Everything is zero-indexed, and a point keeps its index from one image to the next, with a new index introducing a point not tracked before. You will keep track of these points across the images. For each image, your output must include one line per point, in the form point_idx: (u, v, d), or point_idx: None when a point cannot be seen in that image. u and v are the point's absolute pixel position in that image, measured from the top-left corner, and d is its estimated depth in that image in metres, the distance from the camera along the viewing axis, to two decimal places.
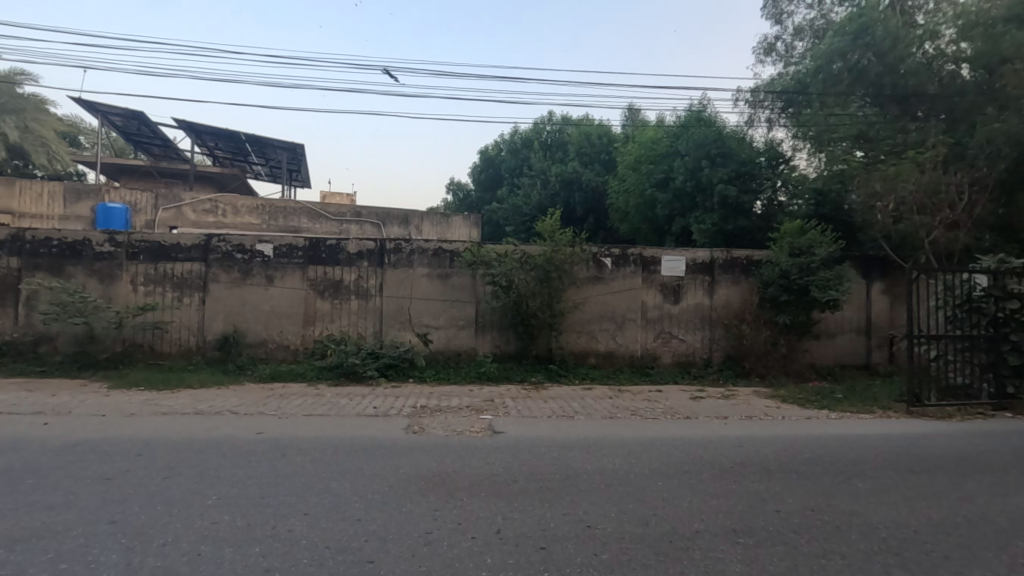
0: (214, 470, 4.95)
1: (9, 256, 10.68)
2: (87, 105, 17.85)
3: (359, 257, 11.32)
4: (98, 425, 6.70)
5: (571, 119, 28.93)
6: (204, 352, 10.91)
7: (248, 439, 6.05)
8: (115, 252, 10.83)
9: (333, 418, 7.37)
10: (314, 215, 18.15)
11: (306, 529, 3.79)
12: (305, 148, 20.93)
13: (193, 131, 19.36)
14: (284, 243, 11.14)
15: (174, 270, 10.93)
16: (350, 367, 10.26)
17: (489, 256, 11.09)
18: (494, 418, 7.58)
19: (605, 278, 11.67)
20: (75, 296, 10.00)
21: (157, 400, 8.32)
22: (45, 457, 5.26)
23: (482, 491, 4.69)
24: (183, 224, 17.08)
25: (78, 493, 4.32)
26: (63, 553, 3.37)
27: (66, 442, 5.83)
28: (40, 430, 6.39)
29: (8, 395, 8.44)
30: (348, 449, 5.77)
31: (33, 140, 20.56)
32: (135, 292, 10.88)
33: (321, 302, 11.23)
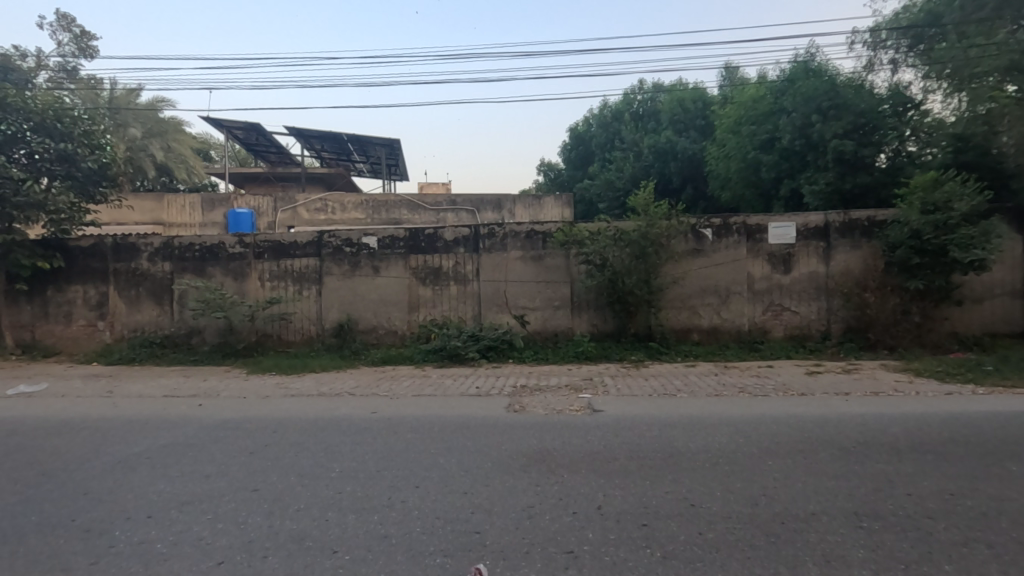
0: (335, 445, 5.45)
1: (162, 261, 12.29)
2: (214, 122, 19.93)
3: (455, 244, 11.73)
4: (240, 406, 7.60)
5: (663, 86, 27.65)
6: (324, 339, 11.91)
7: (363, 418, 6.57)
8: (245, 253, 12.10)
9: (438, 398, 7.78)
10: (413, 206, 19.03)
11: (418, 501, 4.06)
12: (401, 142, 21.90)
13: (302, 136, 20.95)
14: (387, 235, 11.81)
15: (293, 266, 12.00)
16: (453, 350, 10.71)
17: (582, 235, 11.01)
18: (593, 397, 7.59)
19: (705, 251, 11.13)
20: (216, 293, 11.33)
21: (286, 384, 9.27)
22: (201, 434, 6.09)
23: (582, 467, 4.74)
24: (299, 223, 18.67)
25: (228, 465, 4.97)
26: (219, 515, 3.91)
27: (217, 421, 6.69)
28: (196, 410, 7.40)
29: (169, 381, 9.81)
30: (454, 427, 6.07)
31: (176, 158, 23.39)
32: (263, 288, 12.11)
33: (423, 289, 11.81)
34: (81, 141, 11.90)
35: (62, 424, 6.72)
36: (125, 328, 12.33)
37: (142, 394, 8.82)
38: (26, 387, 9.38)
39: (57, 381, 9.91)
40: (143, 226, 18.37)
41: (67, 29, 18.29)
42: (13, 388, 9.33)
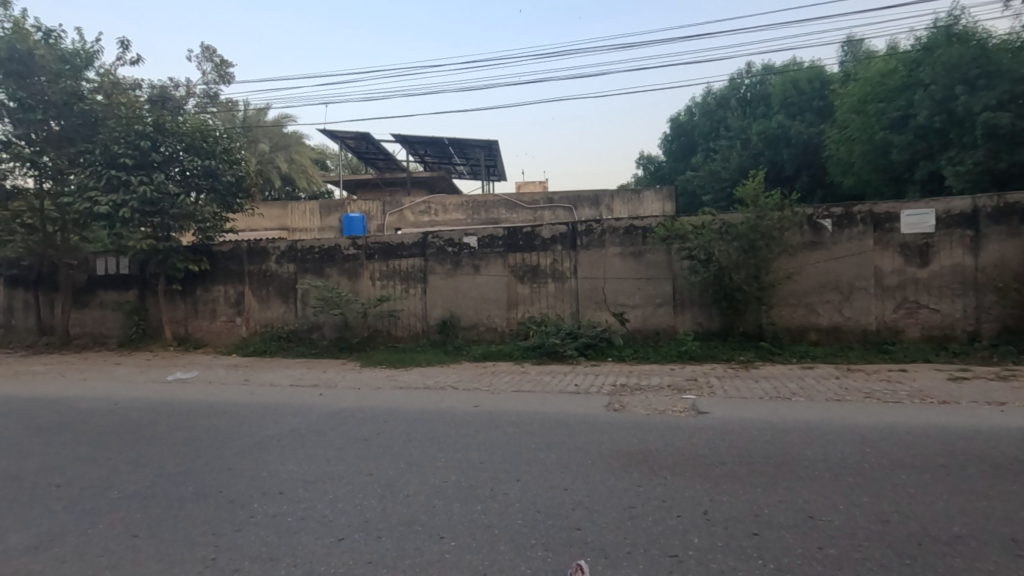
0: (441, 436, 5.71)
1: (288, 263, 13.56)
2: (329, 134, 21.60)
3: (553, 242, 11.77)
4: (356, 396, 8.21)
5: (775, 67, 25.76)
6: (428, 335, 12.48)
7: (467, 411, 6.82)
8: (358, 254, 13.01)
9: (537, 395, 7.86)
10: (512, 206, 19.35)
11: (519, 494, 4.14)
12: (499, 143, 22.34)
13: (407, 143, 22.08)
14: (486, 235, 12.13)
15: (401, 266, 12.71)
16: (551, 347, 10.78)
17: (685, 230, 10.61)
18: (698, 398, 7.28)
19: (824, 243, 10.24)
20: (333, 292, 12.30)
21: (395, 377, 9.86)
22: (323, 421, 6.65)
23: (686, 470, 4.57)
24: (405, 226, 19.71)
25: (346, 450, 5.39)
26: (339, 495, 4.25)
27: (335, 409, 7.28)
28: (318, 399, 8.10)
29: (295, 372, 10.82)
30: (554, 424, 6.11)
31: (297, 169, 25.69)
32: (374, 287, 12.94)
33: (521, 286, 11.98)
34: (222, 158, 13.59)
35: (210, 407, 7.66)
36: (258, 323, 13.77)
37: (273, 383, 9.81)
38: (181, 374, 10.80)
39: (205, 369, 11.31)
40: (271, 232, 20.40)
41: (209, 59, 20.74)
42: (171, 375, 10.78)
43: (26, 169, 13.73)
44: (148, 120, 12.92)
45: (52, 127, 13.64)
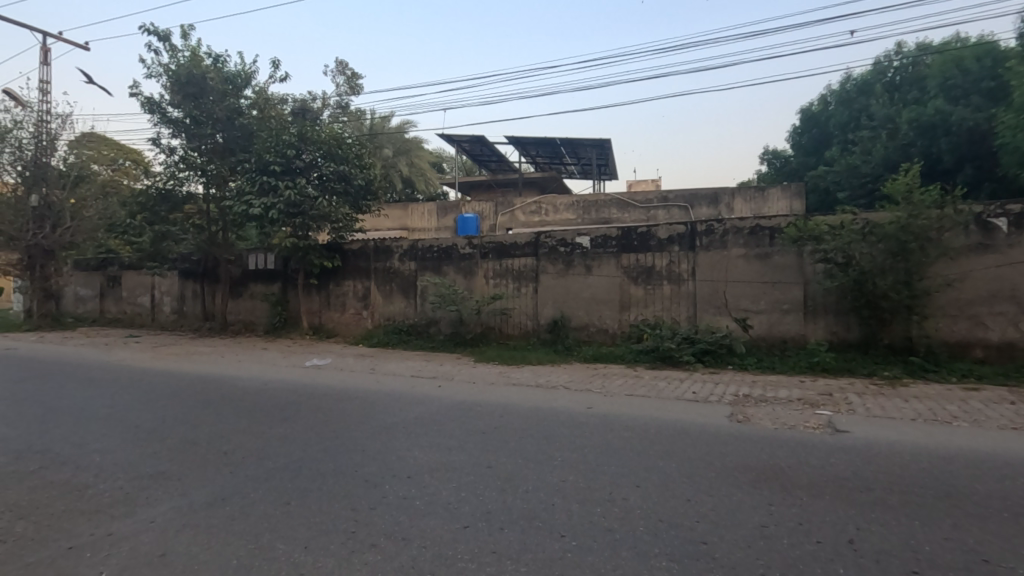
0: (557, 435, 5.76)
1: (410, 261, 14.40)
2: (447, 139, 22.59)
3: (669, 242, 11.38)
4: (472, 390, 8.52)
5: (931, 46, 22.73)
6: (538, 334, 12.61)
7: (580, 412, 6.80)
8: (473, 253, 13.48)
9: (652, 400, 7.64)
10: (624, 205, 18.97)
11: (640, 500, 4.06)
12: (612, 142, 21.98)
13: (520, 144, 22.45)
14: (600, 234, 12.00)
15: (513, 265, 12.98)
16: (666, 351, 10.42)
17: (820, 230, 9.68)
18: (834, 414, 6.65)
19: (996, 246, 8.90)
20: (450, 289, 12.86)
21: (508, 373, 10.11)
22: (443, 412, 6.99)
23: (824, 492, 4.19)
24: (516, 225, 20.07)
25: (465, 441, 5.63)
26: (461, 484, 4.44)
27: (454, 401, 7.61)
28: (437, 390, 8.53)
29: (415, 363, 11.47)
30: (673, 431, 5.90)
31: (416, 172, 27.22)
32: (487, 285, 13.33)
33: (635, 288, 11.71)
34: (354, 164, 14.83)
35: (343, 393, 8.37)
36: (382, 316, 14.78)
37: (396, 373, 10.49)
38: (317, 361, 11.91)
39: (337, 357, 12.37)
40: (393, 232, 21.80)
41: (342, 73, 22.60)
42: (309, 361, 11.93)
43: (196, 178, 15.91)
44: (293, 130, 14.40)
45: (216, 140, 15.66)
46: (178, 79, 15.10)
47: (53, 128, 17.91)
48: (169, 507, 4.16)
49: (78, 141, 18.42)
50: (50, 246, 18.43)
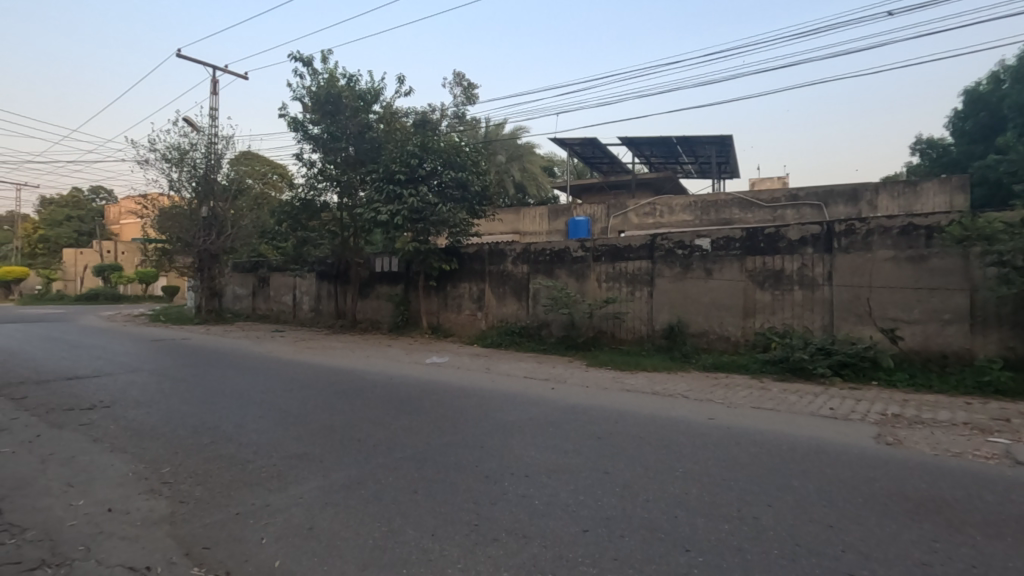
0: (676, 445, 5.53)
1: (523, 264, 14.66)
2: (559, 142, 22.71)
3: (802, 244, 10.50)
4: (585, 394, 8.46)
5: None
6: (653, 340, 12.21)
7: (701, 423, 6.46)
8: (586, 256, 13.41)
9: (782, 414, 7.06)
10: (747, 204, 17.77)
11: (773, 521, 3.77)
12: (734, 138, 20.74)
13: (634, 144, 21.93)
14: (721, 236, 11.36)
15: (627, 268, 12.70)
16: (797, 362, 9.58)
17: (993, 229, 8.39)
18: (1013, 443, 5.68)
19: None
20: (562, 292, 12.88)
21: (622, 378, 9.89)
22: (557, 414, 7.03)
23: (1004, 533, 3.61)
24: (629, 228, 19.63)
25: (581, 445, 5.60)
26: (578, 488, 4.43)
27: (567, 404, 7.61)
28: (550, 393, 8.58)
29: (527, 365, 11.63)
30: (808, 449, 5.42)
31: (529, 176, 27.66)
32: (600, 288, 13.18)
33: (761, 293, 10.92)
34: (471, 170, 15.43)
35: (460, 390, 8.72)
36: (495, 318, 15.19)
37: (510, 373, 10.72)
38: (436, 358, 12.53)
39: (454, 356, 12.92)
40: (506, 235, 22.33)
41: (459, 84, 23.63)
42: (429, 359, 12.59)
43: (332, 188, 17.50)
44: (416, 141, 15.31)
45: (349, 152, 17.10)
46: (318, 100, 16.73)
47: (220, 148, 20.67)
48: (314, 486, 4.60)
49: (238, 158, 21.09)
50: (215, 251, 21.27)
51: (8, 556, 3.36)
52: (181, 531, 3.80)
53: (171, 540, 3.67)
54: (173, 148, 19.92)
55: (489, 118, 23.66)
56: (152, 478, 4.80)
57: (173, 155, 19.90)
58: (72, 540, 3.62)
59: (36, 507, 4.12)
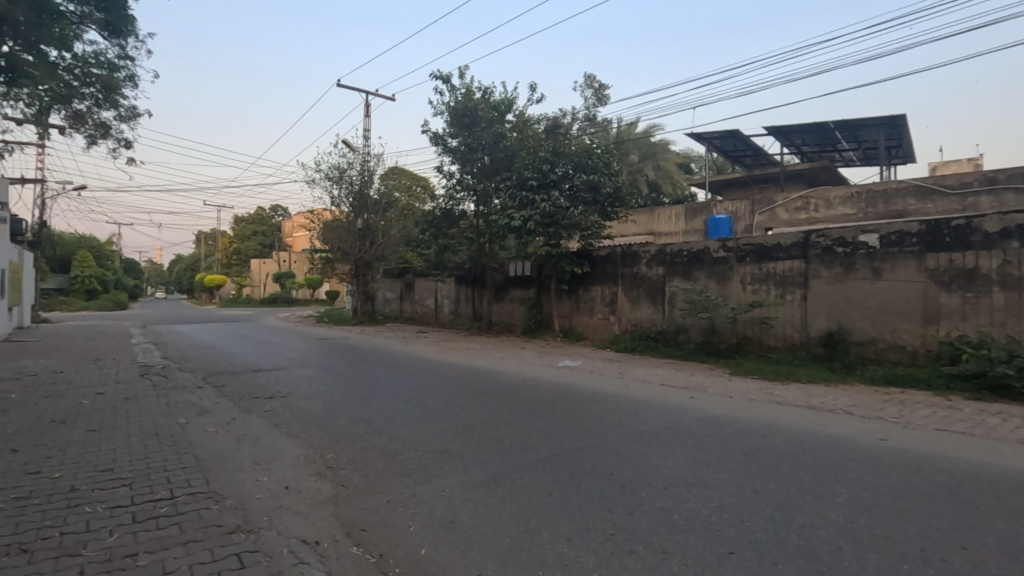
0: (838, 467, 4.93)
1: (658, 266, 14.13)
2: (696, 137, 21.54)
3: (1003, 238, 8.94)
4: (728, 405, 7.90)
5: None
6: (808, 348, 11.03)
7: (869, 444, 5.69)
8: (728, 257, 12.55)
9: (978, 439, 5.95)
10: (926, 193, 15.36)
11: (968, 566, 3.19)
12: (907, 117, 18.07)
13: (782, 133, 20.09)
14: (893, 231, 10.02)
15: (776, 269, 11.64)
16: (997, 378, 8.04)
17: None
18: None
19: None
20: (701, 295, 12.16)
21: (771, 389, 9.05)
22: (697, 424, 6.65)
23: None
24: (777, 225, 18.01)
25: (724, 459, 5.23)
26: (723, 505, 4.14)
27: (708, 415, 7.16)
28: (689, 402, 8.14)
29: (663, 371, 11.17)
30: (1014, 484, 4.51)
31: (663, 175, 26.63)
32: (744, 291, 12.24)
33: (946, 296, 9.42)
34: (603, 172, 15.28)
35: (593, 395, 8.63)
36: (629, 322, 14.81)
37: (645, 379, 10.36)
38: (569, 362, 12.55)
39: (587, 360, 12.83)
40: (640, 237, 21.72)
41: (590, 86, 23.51)
42: (562, 362, 12.64)
43: (469, 197, 18.40)
44: (548, 146, 15.52)
45: (484, 162, 17.85)
46: (456, 114, 17.70)
47: (372, 166, 22.79)
48: (456, 480, 4.84)
49: (387, 174, 23.09)
50: (368, 259, 23.48)
51: (214, 519, 3.98)
52: (344, 512, 4.22)
53: (335, 520, 4.09)
54: (334, 168, 22.39)
55: (620, 118, 23.21)
56: (320, 462, 5.40)
57: (334, 174, 22.36)
58: (260, 511, 4.19)
59: (232, 479, 4.84)
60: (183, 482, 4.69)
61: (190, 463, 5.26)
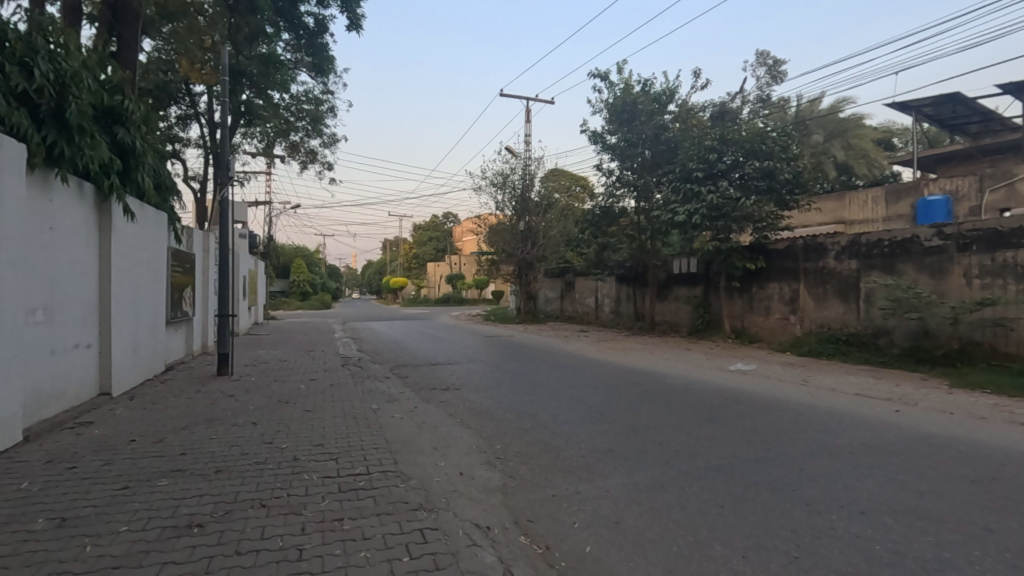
0: None
1: (850, 259, 12.41)
2: (900, 107, 18.42)
3: None
4: (948, 422, 6.62)
5: None
6: None
7: None
8: (945, 245, 10.61)
9: None
10: None
11: None
12: None
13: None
14: None
15: (1017, 259, 9.58)
16: None
17: None
18: None
19: None
20: (909, 292, 10.45)
21: (1010, 407, 7.37)
22: (905, 443, 5.69)
23: None
24: (1018, 204, 14.61)
25: (944, 487, 4.39)
26: (942, 542, 3.48)
27: (920, 433, 6.08)
28: (893, 416, 7.00)
29: (858, 380, 9.76)
30: None
31: (856, 154, 23.25)
32: (969, 286, 10.25)
33: None
34: (780, 156, 13.90)
35: (771, 402, 7.87)
36: (814, 323, 13.22)
37: (834, 388, 9.16)
38: (741, 365, 11.61)
39: (763, 364, 11.75)
40: (827, 226, 19.27)
41: (763, 64, 21.45)
42: (733, 365, 11.74)
43: (630, 193, 18.02)
44: (715, 134, 14.53)
45: (645, 156, 17.34)
46: (615, 110, 17.47)
47: (532, 169, 23.55)
48: (619, 482, 4.78)
49: (547, 176, 23.65)
50: (530, 259, 24.28)
51: (401, 495, 4.45)
52: (512, 502, 4.43)
53: (504, 509, 4.30)
54: (498, 174, 23.60)
55: (801, 95, 20.82)
56: (489, 452, 5.74)
57: (498, 180, 23.53)
58: (439, 493, 4.58)
59: (415, 462, 5.38)
60: (377, 461, 5.33)
61: (382, 444, 5.95)
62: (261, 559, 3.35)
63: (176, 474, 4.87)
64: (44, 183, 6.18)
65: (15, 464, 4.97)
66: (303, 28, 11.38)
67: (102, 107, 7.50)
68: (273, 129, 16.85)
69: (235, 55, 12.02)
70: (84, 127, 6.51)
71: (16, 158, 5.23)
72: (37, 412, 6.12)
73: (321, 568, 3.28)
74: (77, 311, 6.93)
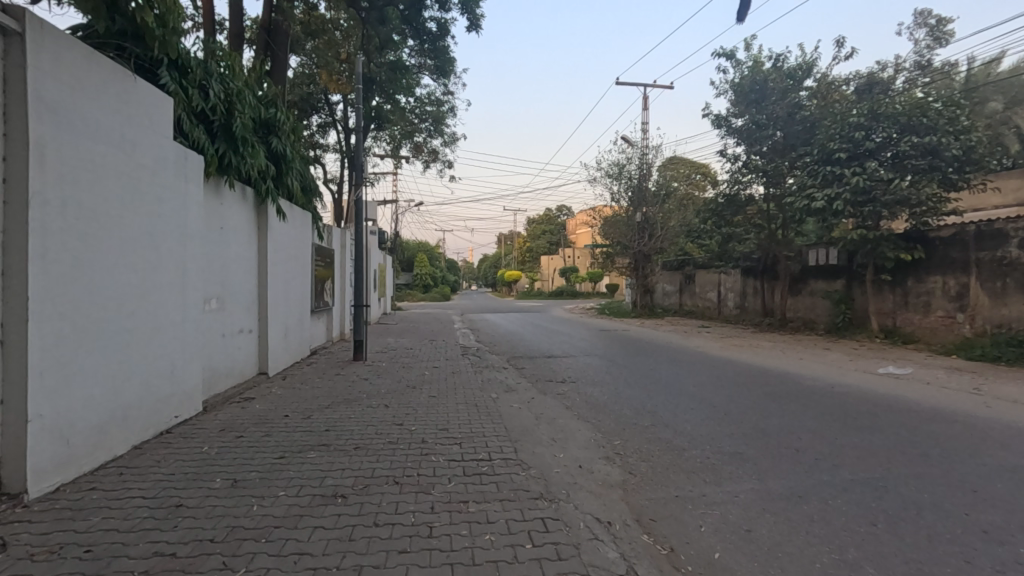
0: None
1: None
2: None
3: None
4: None
5: None
6: None
7: None
8: None
9: None
10: None
11: None
12: None
13: None
14: None
15: None
16: None
17: None
18: None
19: None
20: None
21: None
22: None
23: None
24: None
25: None
26: None
27: None
28: None
29: None
30: None
31: None
32: None
33: None
34: (946, 131, 12.06)
35: (933, 412, 6.89)
36: (988, 322, 11.38)
37: (1016, 398, 7.80)
38: (893, 368, 10.30)
39: (921, 367, 10.33)
40: (1006, 210, 16.45)
41: (923, 25, 18.67)
42: (882, 368, 10.46)
43: (759, 179, 16.75)
44: (862, 109, 12.97)
45: (777, 138, 15.96)
46: (742, 90, 16.32)
47: (650, 158, 22.73)
48: (750, 488, 4.48)
49: (666, 165, 22.70)
50: (647, 252, 23.50)
51: (522, 483, 4.55)
52: (634, 499, 4.33)
53: (625, 505, 4.22)
54: (614, 165, 23.11)
55: (972, 57, 17.85)
56: (609, 447, 5.66)
57: (614, 171, 23.01)
58: (559, 484, 4.60)
59: (535, 451, 5.45)
60: (498, 448, 5.51)
61: (502, 432, 6.13)
62: (396, 532, 3.60)
63: (321, 448, 5.40)
64: (217, 189, 7.13)
65: (197, 430, 5.82)
66: (426, 33, 11.79)
67: (261, 119, 8.45)
68: (400, 131, 17.99)
69: (367, 64, 12.90)
70: (247, 139, 7.45)
71: (197, 170, 6.09)
72: (213, 387, 7.12)
73: (450, 546, 3.44)
74: (242, 299, 7.94)
